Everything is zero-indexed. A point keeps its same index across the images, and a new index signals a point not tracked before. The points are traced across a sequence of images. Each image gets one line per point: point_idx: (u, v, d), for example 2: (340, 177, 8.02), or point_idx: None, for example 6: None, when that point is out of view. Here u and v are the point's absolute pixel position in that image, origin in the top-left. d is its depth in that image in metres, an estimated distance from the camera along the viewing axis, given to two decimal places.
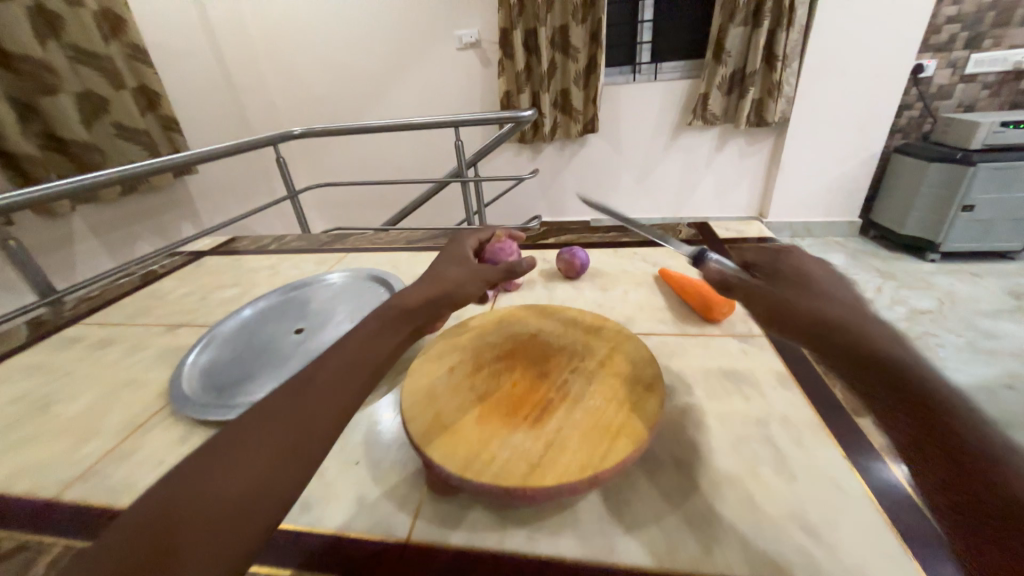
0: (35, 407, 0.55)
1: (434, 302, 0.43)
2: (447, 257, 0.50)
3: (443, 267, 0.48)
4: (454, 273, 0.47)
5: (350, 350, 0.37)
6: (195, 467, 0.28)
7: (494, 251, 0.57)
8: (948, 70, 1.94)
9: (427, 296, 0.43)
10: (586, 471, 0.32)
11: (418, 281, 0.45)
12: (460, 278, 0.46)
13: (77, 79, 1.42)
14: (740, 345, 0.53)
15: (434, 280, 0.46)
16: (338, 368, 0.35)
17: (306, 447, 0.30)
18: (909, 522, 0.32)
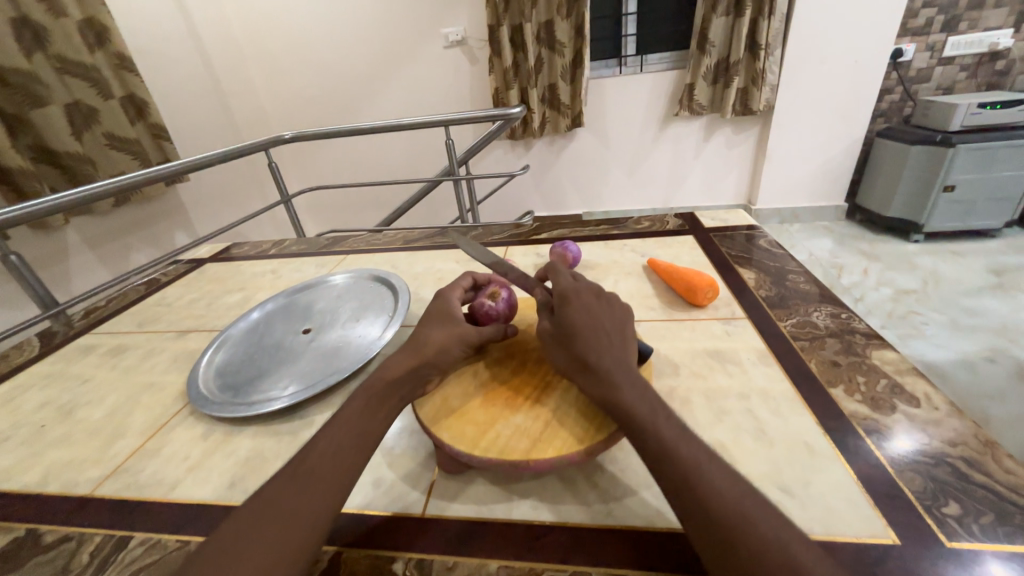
0: (59, 412, 0.58)
1: (417, 372, 0.41)
2: (430, 318, 0.46)
3: (424, 332, 0.44)
4: (439, 337, 0.43)
5: (345, 423, 0.37)
6: (248, 518, 0.32)
7: (479, 310, 0.49)
8: (926, 53, 1.98)
9: (409, 364, 0.41)
10: (583, 444, 0.36)
11: (399, 350, 0.43)
12: (443, 342, 0.43)
13: (65, 90, 1.42)
14: (724, 327, 0.56)
15: (413, 350, 0.43)
16: (331, 446, 0.36)
17: (305, 529, 0.31)
18: (872, 477, 0.36)
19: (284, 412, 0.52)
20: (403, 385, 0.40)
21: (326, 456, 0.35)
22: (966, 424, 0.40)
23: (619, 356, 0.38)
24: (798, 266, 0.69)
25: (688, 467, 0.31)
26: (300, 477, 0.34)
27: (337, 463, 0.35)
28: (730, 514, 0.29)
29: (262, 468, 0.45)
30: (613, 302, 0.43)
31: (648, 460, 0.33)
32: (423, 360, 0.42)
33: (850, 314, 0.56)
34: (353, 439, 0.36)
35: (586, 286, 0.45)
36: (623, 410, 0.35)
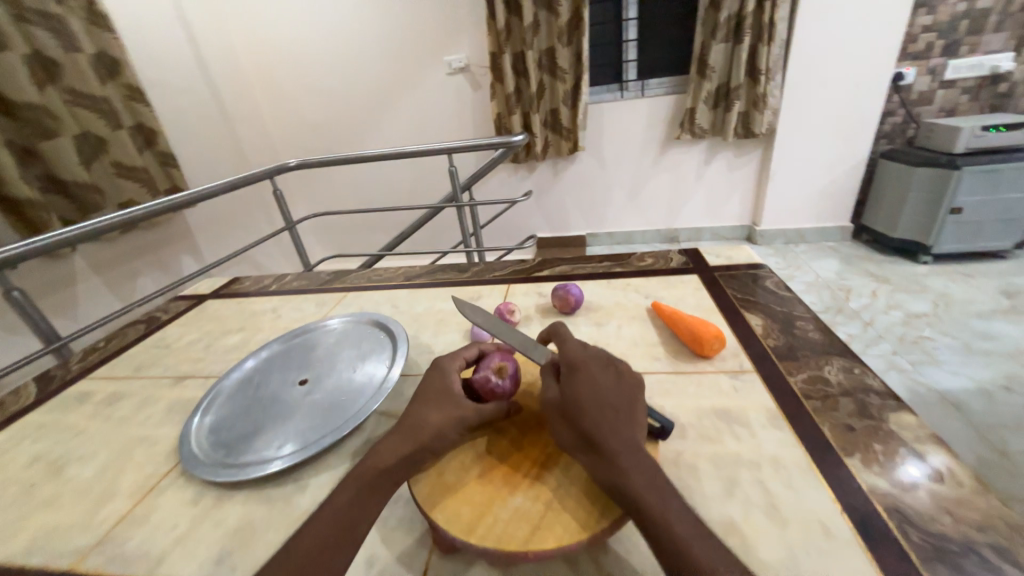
0: (50, 469, 0.57)
1: (411, 458, 0.39)
2: (428, 395, 0.44)
3: (420, 412, 0.42)
4: (437, 420, 0.41)
5: (333, 511, 0.36)
6: None
7: (481, 384, 0.46)
8: (927, 76, 1.99)
9: (403, 450, 0.39)
10: (585, 532, 0.34)
11: (392, 434, 0.41)
12: (440, 428, 0.40)
13: (75, 121, 1.44)
14: (732, 382, 0.54)
15: (407, 435, 0.40)
16: (319, 539, 0.35)
17: None
18: (896, 567, 0.34)
19: (278, 475, 0.50)
20: (394, 471, 0.39)
21: (313, 548, 0.34)
22: (992, 502, 0.38)
23: (625, 433, 0.36)
24: (806, 312, 0.67)
25: (700, 566, 0.29)
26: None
27: (321, 563, 0.34)
28: None
29: (251, 542, 0.43)
30: (621, 372, 0.42)
31: (657, 552, 0.31)
32: (419, 449, 0.39)
33: (863, 369, 0.54)
34: (338, 533, 0.35)
35: (593, 354, 0.44)
36: (629, 494, 0.33)
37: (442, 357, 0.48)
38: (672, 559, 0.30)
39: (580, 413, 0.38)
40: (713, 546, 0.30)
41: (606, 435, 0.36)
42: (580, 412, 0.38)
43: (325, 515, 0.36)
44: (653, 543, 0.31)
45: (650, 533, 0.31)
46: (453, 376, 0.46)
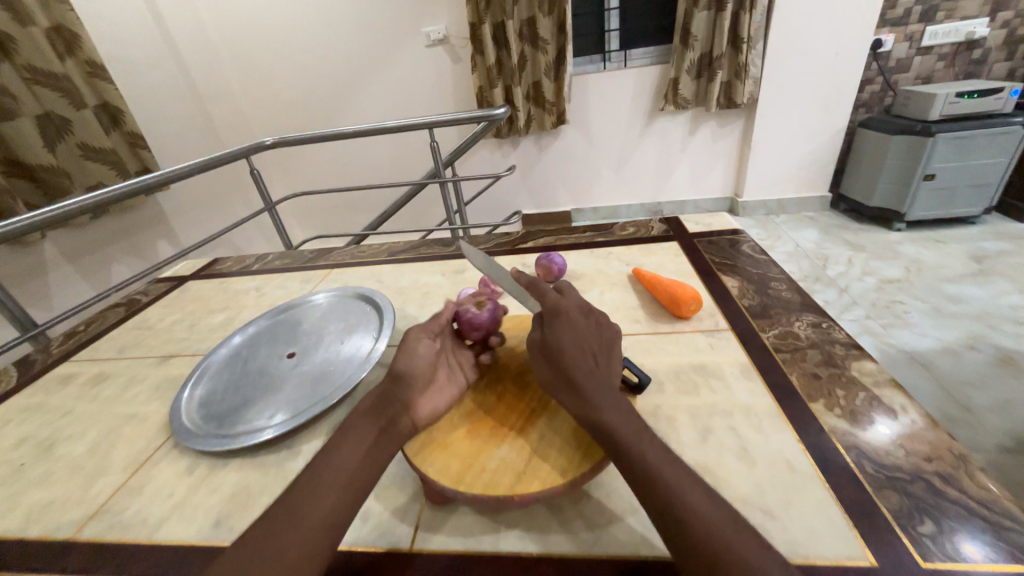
0: (39, 449, 0.57)
1: (390, 398, 0.42)
2: (411, 336, 0.47)
3: (399, 352, 0.46)
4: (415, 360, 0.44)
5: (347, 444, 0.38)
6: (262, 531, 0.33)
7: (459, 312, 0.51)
8: (905, 43, 2.00)
9: (382, 395, 0.42)
10: (567, 476, 0.36)
11: (375, 384, 0.43)
12: (416, 367, 0.44)
13: (34, 100, 1.37)
14: (707, 340, 0.57)
15: (385, 380, 0.43)
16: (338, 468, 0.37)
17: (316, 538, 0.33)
18: (852, 497, 0.37)
19: (271, 443, 0.51)
20: (379, 414, 0.40)
21: (331, 475, 0.36)
22: (941, 436, 0.41)
23: (603, 376, 0.38)
24: (780, 273, 0.69)
25: (671, 491, 0.32)
26: (303, 500, 0.35)
27: (321, 507, 0.35)
28: (713, 540, 0.29)
29: (247, 504, 0.45)
30: (600, 319, 0.43)
31: (631, 480, 0.34)
32: (389, 382, 0.43)
33: (830, 324, 0.57)
34: (359, 466, 0.37)
35: (576, 302, 0.45)
36: (605, 430, 0.35)
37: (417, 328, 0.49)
38: (646, 485, 0.33)
39: (560, 354, 0.40)
40: (693, 482, 0.33)
41: (583, 375, 0.38)
42: (561, 354, 0.40)
43: (341, 445, 0.38)
44: (627, 473, 0.34)
45: (627, 466, 0.34)
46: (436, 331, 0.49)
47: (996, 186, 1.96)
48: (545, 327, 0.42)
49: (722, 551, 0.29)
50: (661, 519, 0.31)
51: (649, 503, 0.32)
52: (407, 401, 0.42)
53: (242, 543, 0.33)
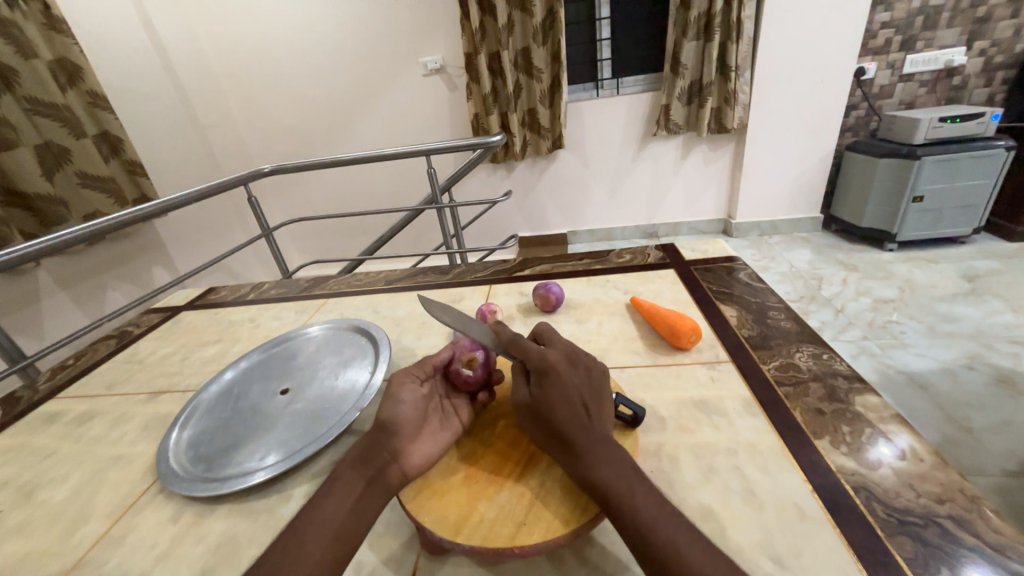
0: (19, 494, 0.55)
1: (379, 447, 0.41)
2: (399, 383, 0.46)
3: (386, 400, 0.45)
4: (403, 410, 0.44)
5: (333, 496, 0.38)
6: None
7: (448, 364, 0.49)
8: (887, 71, 2.07)
9: (371, 443, 0.41)
10: (570, 525, 0.35)
11: (364, 434, 0.43)
12: (404, 415, 0.43)
13: (35, 130, 1.38)
14: (708, 372, 0.56)
15: (373, 430, 0.42)
16: (324, 523, 0.36)
17: None
18: (865, 544, 0.36)
19: (261, 486, 0.49)
20: (369, 463, 0.40)
21: (317, 530, 0.36)
22: (951, 475, 0.40)
23: (595, 431, 0.39)
24: (778, 302, 0.69)
25: (669, 548, 0.32)
26: (287, 556, 0.34)
27: (310, 563, 0.34)
28: None
29: (236, 554, 0.43)
30: (589, 367, 0.44)
31: (630, 542, 0.33)
32: (377, 433, 0.42)
33: (831, 354, 0.56)
34: (343, 519, 0.37)
35: (562, 354, 0.45)
36: (601, 490, 0.35)
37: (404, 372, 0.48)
38: (646, 547, 0.33)
39: (552, 414, 0.40)
40: (695, 539, 0.33)
41: (574, 435, 0.38)
42: (551, 414, 0.40)
43: (329, 496, 0.38)
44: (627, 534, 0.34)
45: (626, 528, 0.34)
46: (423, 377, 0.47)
47: (983, 206, 1.99)
48: (533, 386, 0.42)
49: None
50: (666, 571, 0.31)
51: (654, 562, 0.32)
52: (396, 450, 0.41)
53: None
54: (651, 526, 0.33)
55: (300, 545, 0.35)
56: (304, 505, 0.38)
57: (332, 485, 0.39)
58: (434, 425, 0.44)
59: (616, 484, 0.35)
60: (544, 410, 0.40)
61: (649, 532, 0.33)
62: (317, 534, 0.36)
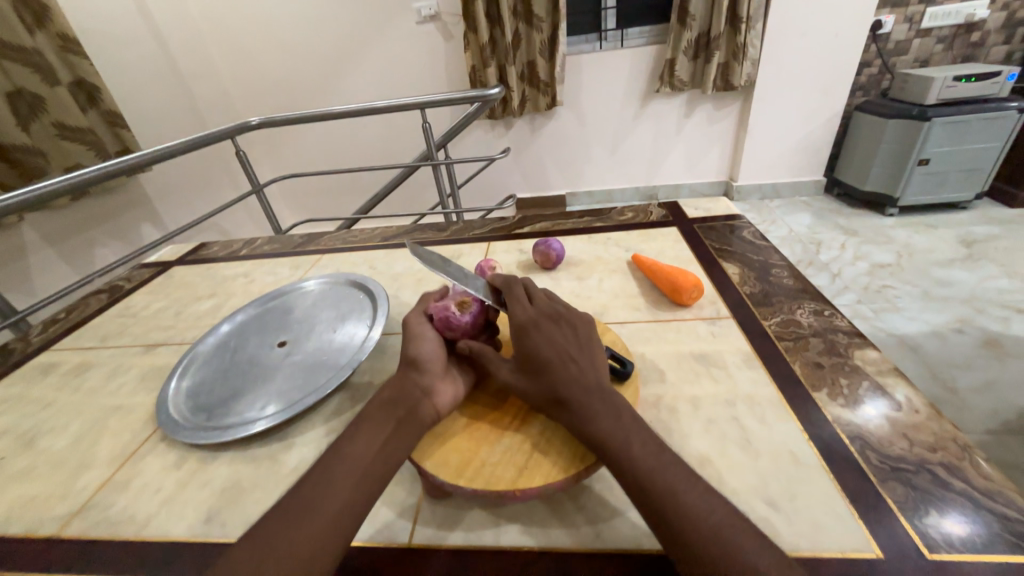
0: (20, 442, 0.55)
1: (408, 390, 0.41)
2: (411, 324, 0.48)
3: (406, 339, 0.46)
4: (428, 349, 0.45)
5: (363, 434, 0.38)
6: (282, 513, 0.33)
7: (440, 310, 0.47)
8: (905, 25, 1.96)
9: (402, 383, 0.42)
10: (570, 471, 0.36)
11: (392, 375, 0.44)
12: (429, 355, 0.44)
13: (5, 76, 1.30)
14: (709, 328, 0.56)
15: (400, 370, 0.44)
16: (355, 459, 0.37)
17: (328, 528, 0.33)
18: (857, 488, 0.36)
19: (261, 436, 0.50)
20: (399, 405, 0.40)
21: (348, 465, 0.36)
22: (944, 426, 0.41)
23: (586, 382, 0.39)
24: (781, 260, 0.68)
25: (664, 495, 0.32)
26: (320, 488, 0.35)
27: (342, 495, 0.34)
28: (710, 540, 0.29)
29: (240, 498, 0.44)
30: (573, 323, 0.44)
31: (625, 488, 0.34)
32: (404, 370, 0.43)
33: (833, 311, 0.56)
34: (373, 456, 0.37)
35: (543, 312, 0.45)
36: (597, 439, 0.36)
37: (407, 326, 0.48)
38: (641, 495, 0.33)
39: (538, 371, 0.40)
40: (695, 485, 0.33)
41: (563, 388, 0.38)
42: (537, 370, 0.40)
43: (359, 435, 0.39)
44: (623, 480, 0.34)
45: (621, 476, 0.34)
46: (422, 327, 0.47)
47: (988, 171, 1.96)
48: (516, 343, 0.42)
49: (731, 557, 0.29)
50: (658, 517, 0.31)
51: (648, 509, 0.32)
52: (427, 388, 0.41)
53: (264, 524, 0.33)
54: (648, 475, 0.33)
55: (332, 478, 0.35)
56: (334, 443, 0.39)
57: (363, 424, 0.40)
58: (449, 371, 0.44)
59: (612, 435, 0.35)
60: (529, 366, 0.41)
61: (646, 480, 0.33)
62: (348, 469, 0.36)
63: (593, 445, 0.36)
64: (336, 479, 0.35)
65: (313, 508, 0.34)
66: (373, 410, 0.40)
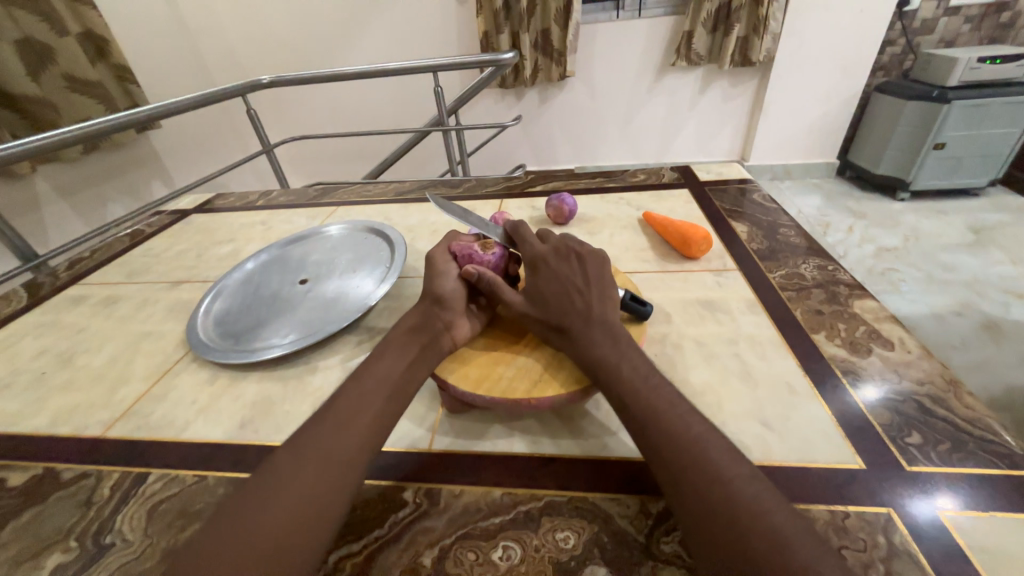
0: (59, 360, 0.58)
1: (429, 320, 0.44)
2: (435, 260, 0.48)
3: (430, 275, 0.47)
4: (449, 284, 0.46)
5: (389, 356, 0.41)
6: (317, 424, 0.36)
7: (464, 248, 0.49)
8: (934, 2, 1.90)
9: (426, 315, 0.44)
10: (581, 384, 0.39)
11: (415, 306, 0.46)
12: (452, 289, 0.45)
13: (13, 24, 1.28)
14: (716, 278, 0.58)
15: (424, 303, 0.45)
16: (382, 377, 0.39)
17: (364, 434, 0.35)
18: (847, 415, 0.39)
19: (286, 359, 0.53)
20: (423, 333, 0.43)
21: (375, 381, 0.39)
22: (934, 364, 0.43)
23: (590, 314, 0.40)
24: (790, 221, 0.70)
25: (651, 411, 0.34)
26: (351, 402, 0.37)
27: (373, 407, 0.37)
28: (688, 446, 0.32)
29: (270, 410, 0.47)
30: (584, 257, 0.45)
31: (618, 407, 0.36)
32: (428, 304, 0.45)
33: (836, 266, 0.58)
34: (400, 376, 0.40)
35: (555, 249, 0.46)
36: (596, 365, 0.38)
37: (428, 260, 0.48)
38: (630, 414, 0.35)
39: (546, 304, 0.42)
40: (681, 403, 0.35)
41: (567, 320, 0.40)
42: (545, 304, 0.42)
43: (383, 358, 0.41)
44: (615, 399, 0.36)
45: (614, 397, 0.36)
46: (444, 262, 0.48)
47: (1005, 157, 1.94)
48: (528, 281, 0.44)
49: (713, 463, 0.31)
50: (643, 431, 0.34)
51: (638, 425, 0.34)
52: (448, 322, 0.44)
53: (299, 436, 0.35)
54: (639, 396, 0.35)
55: (362, 394, 0.38)
56: (359, 365, 0.41)
57: (384, 350, 0.42)
58: (470, 308, 0.46)
59: (610, 362, 0.38)
60: (537, 301, 0.43)
61: (637, 401, 0.35)
62: (376, 387, 0.38)
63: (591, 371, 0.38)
64: (364, 396, 0.38)
65: (347, 419, 0.36)
66: (396, 336, 0.43)
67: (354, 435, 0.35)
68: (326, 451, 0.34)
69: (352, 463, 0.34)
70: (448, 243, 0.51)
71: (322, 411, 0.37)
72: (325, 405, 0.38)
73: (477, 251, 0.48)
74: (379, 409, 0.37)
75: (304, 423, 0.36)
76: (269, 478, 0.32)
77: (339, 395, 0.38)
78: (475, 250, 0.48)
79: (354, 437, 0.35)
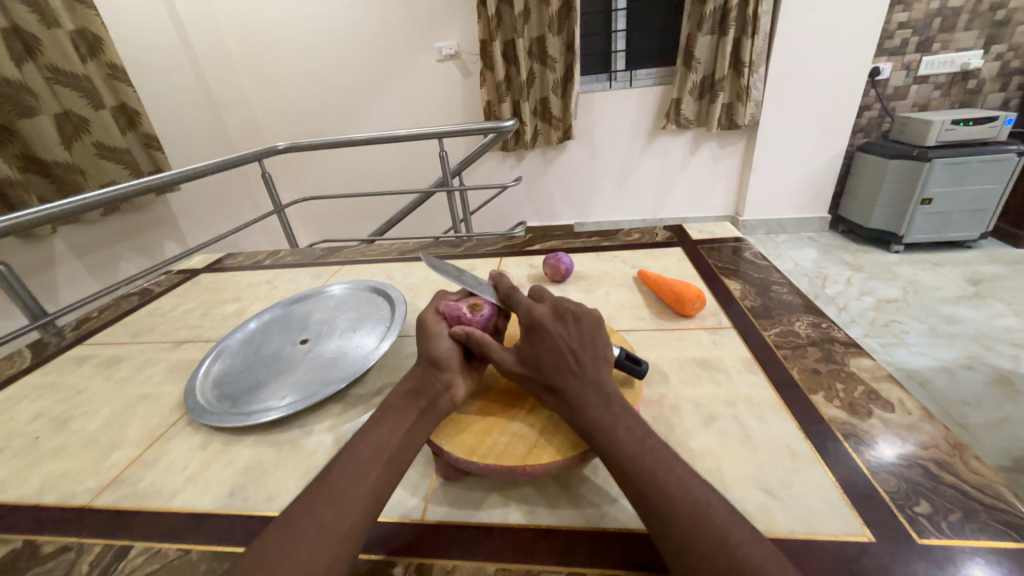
0: (54, 423, 0.58)
1: (427, 383, 0.44)
2: (427, 322, 0.49)
3: (424, 337, 0.48)
4: (445, 345, 0.46)
5: (387, 423, 0.41)
6: (311, 498, 0.35)
7: (452, 309, 0.50)
8: (902, 72, 2.06)
9: (423, 378, 0.44)
10: (577, 450, 0.38)
11: (412, 370, 0.46)
12: (448, 351, 0.45)
13: (54, 99, 1.40)
14: (711, 336, 0.59)
15: (421, 366, 0.45)
16: (379, 445, 0.39)
17: (359, 508, 0.34)
18: (853, 483, 0.38)
19: (281, 422, 0.52)
20: (421, 396, 0.42)
21: (372, 450, 0.38)
22: (936, 427, 0.43)
23: (586, 377, 0.40)
24: (781, 277, 0.71)
25: (647, 476, 0.34)
26: (346, 474, 0.36)
27: (368, 478, 0.36)
28: (687, 512, 0.31)
29: (261, 476, 0.46)
30: (579, 317, 0.45)
31: (614, 472, 0.35)
32: (424, 367, 0.45)
33: (830, 324, 0.59)
34: (397, 442, 0.39)
35: (550, 309, 0.46)
36: (592, 428, 0.38)
37: (423, 323, 0.49)
38: (627, 478, 0.34)
39: (542, 366, 0.42)
40: (678, 466, 0.34)
41: (562, 383, 0.40)
42: (541, 366, 0.42)
43: (381, 425, 0.40)
44: (610, 463, 0.36)
45: (610, 461, 0.36)
46: (437, 326, 0.49)
47: (993, 211, 1.99)
48: (524, 342, 0.44)
49: (714, 530, 0.30)
50: (640, 498, 0.33)
51: (634, 492, 0.34)
52: (447, 383, 0.44)
53: (292, 510, 0.34)
54: (634, 459, 0.35)
55: (358, 464, 0.37)
56: (356, 432, 0.41)
57: (383, 417, 0.41)
58: (466, 368, 0.46)
59: (605, 425, 0.37)
60: (534, 364, 0.42)
61: (633, 465, 0.35)
62: (374, 455, 0.38)
63: (587, 435, 0.38)
64: (360, 466, 0.37)
65: (342, 491, 0.35)
66: (394, 401, 0.43)
67: (347, 510, 0.34)
68: (318, 527, 0.33)
69: (345, 541, 0.32)
70: (437, 304, 0.52)
71: (317, 483, 0.36)
72: (320, 476, 0.37)
73: (463, 311, 0.49)
74: (375, 480, 0.36)
75: (299, 496, 0.36)
76: (259, 557, 0.31)
77: (335, 464, 0.38)
78: (461, 311, 0.49)
79: (348, 511, 0.34)
